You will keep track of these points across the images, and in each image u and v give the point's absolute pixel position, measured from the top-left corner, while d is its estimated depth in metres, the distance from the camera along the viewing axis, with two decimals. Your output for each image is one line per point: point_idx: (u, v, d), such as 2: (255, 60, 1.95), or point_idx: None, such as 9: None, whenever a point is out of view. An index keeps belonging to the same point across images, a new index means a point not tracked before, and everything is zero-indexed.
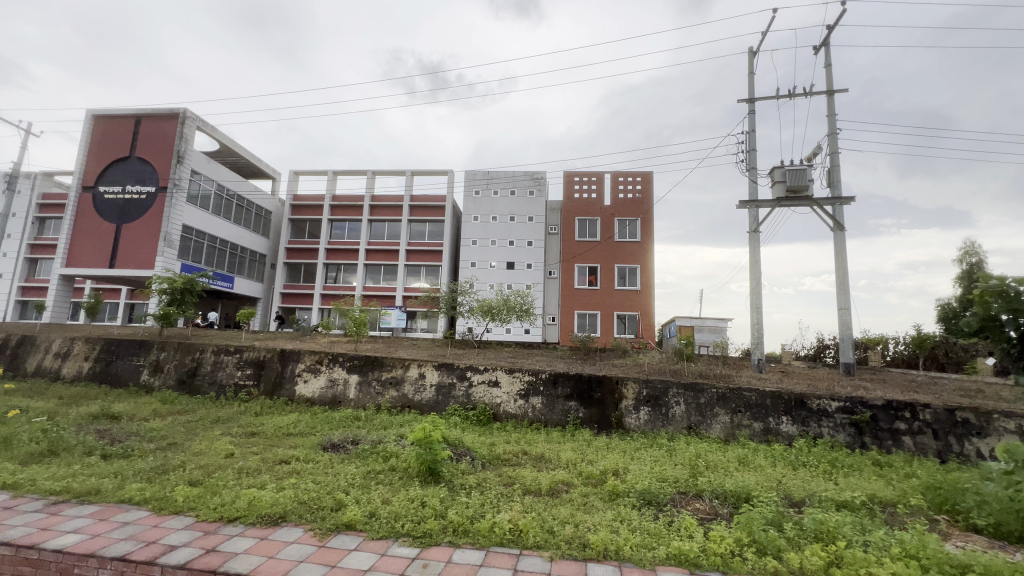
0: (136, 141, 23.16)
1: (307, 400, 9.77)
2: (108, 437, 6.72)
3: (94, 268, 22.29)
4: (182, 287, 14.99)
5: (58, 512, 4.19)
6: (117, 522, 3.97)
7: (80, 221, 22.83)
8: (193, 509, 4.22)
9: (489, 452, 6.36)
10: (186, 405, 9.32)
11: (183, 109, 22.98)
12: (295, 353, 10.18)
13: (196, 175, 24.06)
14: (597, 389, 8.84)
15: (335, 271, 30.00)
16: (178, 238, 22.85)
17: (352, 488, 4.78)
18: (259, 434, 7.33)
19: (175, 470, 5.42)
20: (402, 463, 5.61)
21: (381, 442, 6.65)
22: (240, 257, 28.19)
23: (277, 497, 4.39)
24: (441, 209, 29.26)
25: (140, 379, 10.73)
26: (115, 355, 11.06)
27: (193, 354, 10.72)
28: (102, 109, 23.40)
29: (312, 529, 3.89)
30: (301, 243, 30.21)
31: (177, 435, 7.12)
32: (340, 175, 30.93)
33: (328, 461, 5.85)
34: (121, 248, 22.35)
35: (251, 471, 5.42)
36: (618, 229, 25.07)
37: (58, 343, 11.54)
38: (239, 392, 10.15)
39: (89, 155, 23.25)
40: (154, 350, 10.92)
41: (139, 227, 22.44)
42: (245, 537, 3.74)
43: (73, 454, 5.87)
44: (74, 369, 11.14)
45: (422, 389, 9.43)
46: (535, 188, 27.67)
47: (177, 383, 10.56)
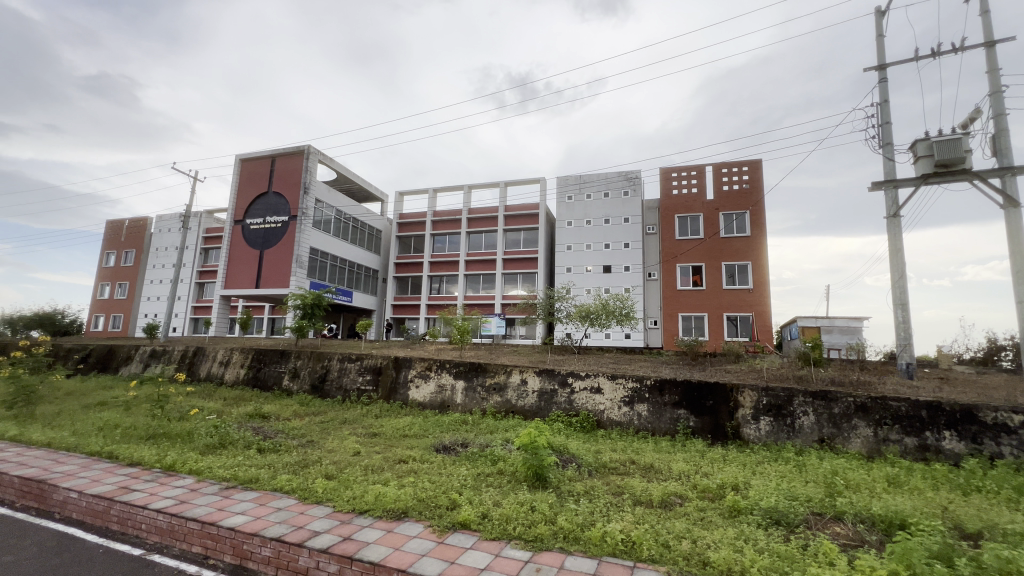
0: (273, 177, 26.85)
1: (419, 404, 10.46)
2: (261, 434, 7.83)
3: (245, 289, 26.15)
4: (312, 302, 16.92)
5: (229, 495, 4.98)
6: (272, 507, 4.61)
7: (234, 249, 27.01)
8: (331, 500, 4.74)
9: (596, 460, 6.27)
10: (318, 407, 10.50)
11: (308, 145, 26.17)
12: (407, 360, 10.98)
13: (320, 203, 27.21)
14: (708, 397, 8.28)
15: (438, 282, 31.81)
16: (307, 259, 25.97)
17: (465, 489, 5.02)
18: (380, 434, 8.00)
19: (313, 465, 6.14)
20: (510, 467, 5.76)
21: (489, 446, 6.89)
22: (357, 274, 31.21)
23: (399, 493, 4.76)
24: (535, 217, 29.69)
25: (282, 384, 12.31)
26: (263, 362, 12.87)
27: (323, 361, 12.08)
28: (247, 154, 27.57)
29: (431, 526, 4.14)
30: (407, 258, 32.58)
31: (314, 433, 8.05)
32: (440, 192, 32.87)
33: (441, 462, 6.20)
34: (264, 270, 25.97)
35: (376, 468, 5.94)
36: (725, 224, 23.32)
37: (221, 353, 13.72)
38: (361, 396, 11.19)
39: (239, 193, 27.45)
40: (292, 358, 12.50)
41: (277, 252, 25.90)
42: (374, 528, 4.11)
43: (237, 447, 6.95)
44: (234, 375, 13.15)
45: (524, 395, 9.59)
46: (630, 188, 26.84)
47: (311, 387, 11.94)
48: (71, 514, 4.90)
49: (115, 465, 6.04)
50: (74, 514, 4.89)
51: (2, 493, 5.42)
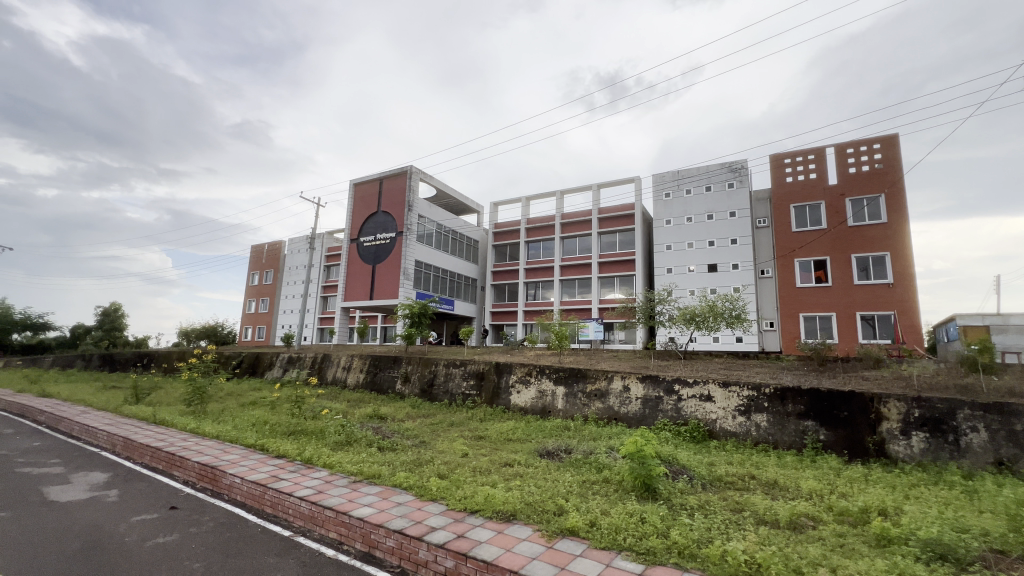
0: (381, 198, 29.36)
1: (521, 409, 10.66)
2: (380, 433, 8.55)
3: (361, 300, 28.82)
4: (419, 310, 18.08)
5: (358, 488, 5.53)
6: (394, 502, 5.02)
7: (351, 265, 29.95)
8: (444, 498, 5.02)
9: (710, 473, 5.87)
10: (428, 410, 11.19)
11: (410, 165, 28.21)
12: (508, 365, 11.27)
13: (422, 219, 29.14)
14: (843, 408, 7.35)
15: (534, 288, 32.24)
16: (412, 271, 27.92)
17: (571, 495, 5.01)
18: (485, 437, 8.29)
19: (427, 464, 6.56)
20: (616, 476, 5.62)
21: (593, 453, 6.79)
22: (458, 283, 32.80)
23: (507, 496, 4.90)
24: (630, 217, 28.82)
25: (396, 387, 13.34)
26: (379, 367, 14.07)
27: (431, 366, 12.88)
28: (359, 178, 30.49)
29: (540, 530, 4.19)
30: (504, 266, 33.50)
31: (425, 434, 8.59)
32: (533, 199, 33.37)
33: (546, 467, 6.26)
34: (377, 283, 28.42)
35: (484, 470, 6.18)
36: (853, 211, 20.58)
37: (344, 359, 15.26)
38: (466, 400, 11.70)
39: (353, 214, 30.42)
40: (404, 363, 13.49)
41: (387, 265, 28.21)
42: (485, 528, 4.27)
43: (360, 444, 7.68)
44: (355, 379, 14.54)
45: (627, 402, 9.32)
46: (735, 179, 24.89)
47: (420, 391, 12.77)
48: (235, 496, 5.78)
49: (266, 456, 7.01)
50: (238, 496, 5.76)
51: (186, 474, 6.56)
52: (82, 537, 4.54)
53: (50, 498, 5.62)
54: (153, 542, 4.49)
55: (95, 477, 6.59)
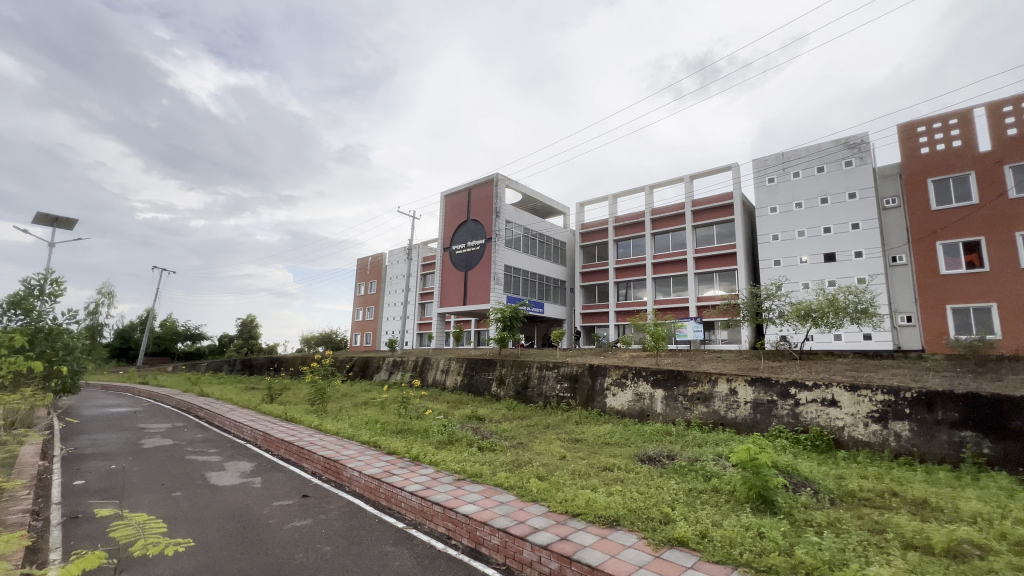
0: (470, 207, 30.50)
1: (618, 412, 10.39)
2: (479, 433, 8.87)
3: (455, 306, 30.13)
4: (510, 314, 18.42)
5: (462, 486, 5.78)
6: (496, 501, 5.17)
7: (445, 273, 31.47)
8: (545, 500, 5.05)
9: (839, 487, 5.25)
10: (523, 412, 11.36)
11: (496, 173, 28.97)
12: (602, 367, 11.06)
13: (510, 224, 29.78)
14: (1013, 417, 6.17)
15: (625, 288, 31.34)
16: (502, 276, 28.63)
17: (677, 504, 4.77)
18: (582, 440, 8.21)
19: (526, 465, 6.66)
20: (727, 486, 5.25)
21: (699, 460, 6.41)
22: (547, 286, 32.96)
23: (609, 501, 4.81)
24: (728, 208, 26.84)
25: (492, 390, 13.71)
26: (475, 370, 14.59)
27: (524, 369, 13.06)
28: (449, 190, 31.99)
29: (646, 538, 4.04)
30: (593, 266, 32.99)
31: (522, 436, 8.73)
32: (620, 196, 32.47)
33: (648, 473, 6.03)
34: (469, 288, 29.56)
35: (582, 473, 6.12)
36: (1015, 180, 17.17)
37: (442, 363, 16.05)
38: (561, 402, 11.69)
39: (445, 225, 31.94)
40: (498, 366, 13.85)
41: (478, 271, 29.23)
42: (589, 532, 4.22)
43: (461, 444, 8.02)
44: (453, 381, 15.22)
45: (735, 407, 8.66)
46: (854, 156, 22.07)
47: (515, 394, 13.00)
48: (354, 488, 6.35)
49: (379, 452, 7.61)
50: (357, 488, 6.32)
51: (313, 466, 7.35)
52: (237, 517, 5.29)
53: (212, 482, 6.63)
54: (290, 525, 5.09)
55: (244, 465, 7.64)
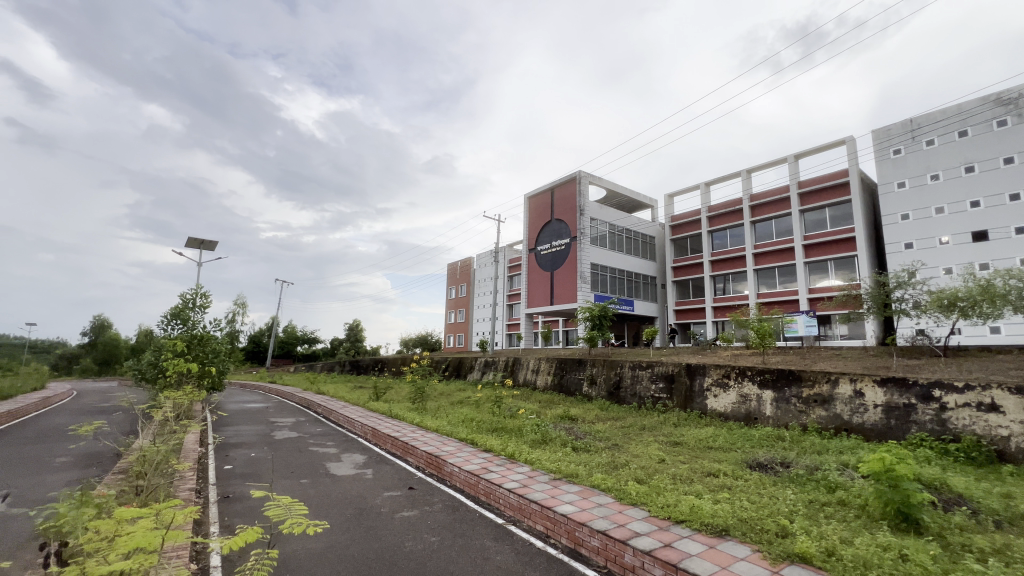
0: (553, 207, 30.49)
1: (720, 414, 9.73)
2: (573, 433, 8.85)
3: (543, 306, 30.30)
4: (599, 313, 18.09)
5: (558, 485, 5.78)
6: (595, 502, 5.10)
7: (531, 274, 31.76)
8: (645, 504, 4.89)
9: (1006, 507, 4.43)
10: (616, 412, 11.11)
11: (579, 171, 28.65)
12: (701, 367, 10.44)
13: (595, 222, 29.28)
14: None
15: (723, 282, 29.31)
16: (589, 274, 28.27)
17: (797, 516, 4.34)
18: (682, 443, 7.81)
19: (623, 468, 6.50)
20: (857, 499, 4.67)
21: (820, 469, 5.79)
22: (637, 283, 31.87)
23: (716, 509, 4.53)
24: (843, 187, 23.93)
25: (583, 390, 13.57)
26: (565, 370, 14.55)
27: (616, 369, 12.76)
28: (532, 191, 32.25)
29: (761, 551, 3.74)
30: (685, 260, 31.28)
31: (617, 437, 8.54)
32: (712, 184, 30.42)
33: (759, 481, 5.56)
34: (556, 288, 29.57)
35: (685, 478, 5.82)
36: None
37: (533, 362, 16.22)
38: (656, 404, 11.24)
39: (530, 226, 32.23)
40: (589, 366, 13.67)
41: (564, 271, 29.13)
42: (695, 541, 4.01)
43: (556, 444, 8.05)
44: (544, 381, 15.29)
45: (862, 411, 7.68)
46: (1009, 115, 18.65)
47: (607, 394, 12.75)
48: (455, 483, 6.65)
49: (477, 450, 7.90)
50: (458, 483, 6.61)
51: (417, 460, 7.82)
52: (354, 505, 5.80)
53: (332, 472, 7.35)
54: (400, 514, 5.47)
55: (356, 458, 8.37)
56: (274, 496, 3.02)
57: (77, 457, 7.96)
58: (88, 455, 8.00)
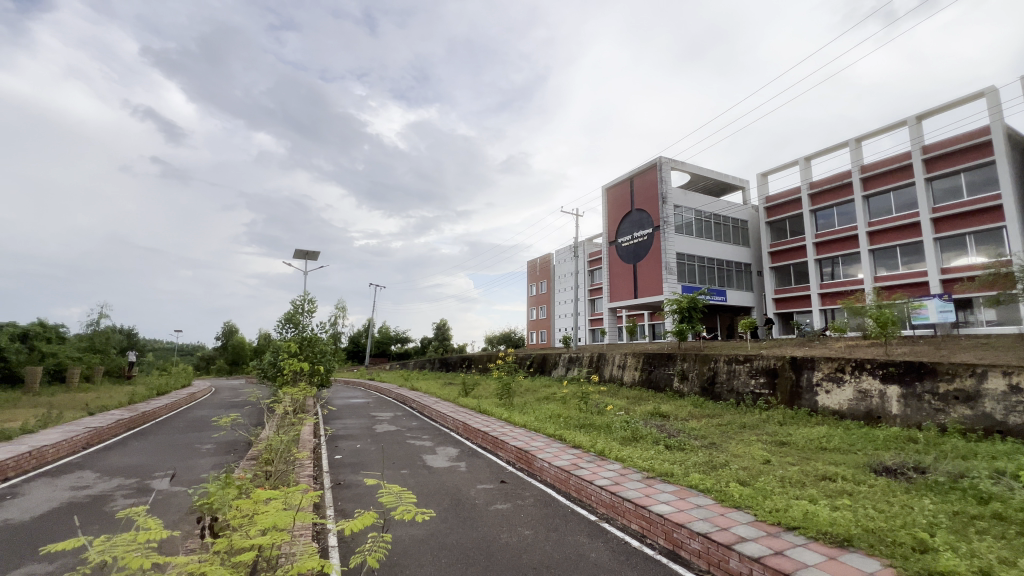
0: (633, 197, 29.46)
1: (834, 412, 8.80)
2: (665, 431, 8.51)
3: (626, 299, 29.49)
4: (688, 305, 17.17)
5: (652, 484, 5.58)
6: (692, 503, 4.86)
7: (612, 267, 31.01)
8: (750, 507, 4.57)
9: None
10: (712, 409, 10.50)
11: (659, 157, 27.38)
12: (809, 360, 9.52)
13: (679, 209, 27.82)
14: None
15: (832, 265, 26.42)
16: (675, 265, 27.01)
17: (940, 530, 3.79)
18: (790, 443, 7.18)
19: (723, 467, 6.13)
20: (1017, 515, 3.98)
21: (964, 477, 5.01)
22: (728, 271, 29.80)
23: (835, 516, 4.11)
24: (982, 147, 20.44)
25: (674, 385, 13.01)
26: (654, 365, 14.04)
27: (710, 363, 12.05)
28: (610, 182, 31.41)
29: (893, 566, 3.32)
30: (785, 244, 28.65)
31: (714, 435, 8.07)
32: (814, 158, 27.49)
33: (887, 487, 4.95)
34: (639, 281, 28.62)
35: (795, 481, 5.33)
36: None
37: (619, 358, 15.84)
38: (758, 400, 10.45)
39: (609, 218, 31.46)
40: (679, 360, 13.05)
41: (648, 262, 28.08)
42: (811, 550, 3.66)
43: (647, 441, 7.80)
44: (631, 377, 14.86)
45: (1021, 410, 6.52)
46: None
47: (701, 390, 12.09)
48: (546, 478, 6.70)
49: (566, 445, 7.89)
50: (548, 478, 6.67)
51: (508, 454, 7.99)
52: (450, 496, 6.07)
53: (429, 463, 7.78)
54: (494, 506, 5.64)
55: (450, 451, 8.76)
56: (386, 485, 3.24)
57: (219, 444, 9.26)
58: (228, 443, 9.25)
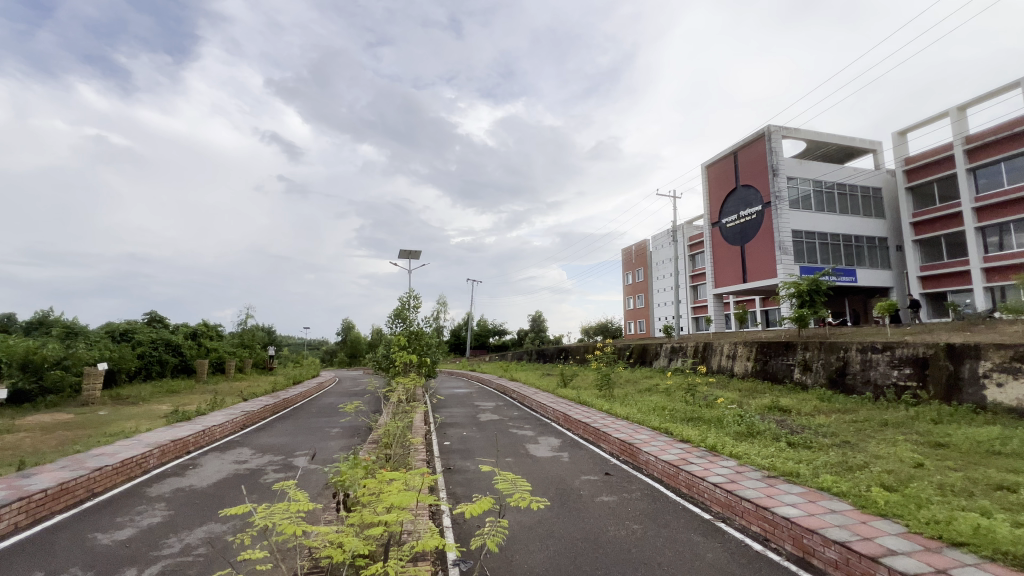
0: (738, 172, 27.06)
1: (1009, 410, 7.35)
2: (786, 427, 7.76)
3: (734, 284, 27.31)
4: (809, 288, 15.39)
5: (774, 484, 5.11)
6: (824, 507, 4.37)
7: (716, 250, 28.89)
8: (899, 517, 3.98)
9: None
10: (842, 403, 9.35)
11: (767, 125, 24.80)
12: (972, 347, 8.04)
13: (793, 180, 24.98)
14: None
15: (999, 234, 22.01)
16: (791, 244, 24.41)
17: None
18: (949, 445, 6.12)
19: (862, 470, 5.42)
20: None
21: None
22: (858, 247, 26.17)
23: (1019, 535, 3.42)
24: None
25: (794, 377, 11.82)
26: (769, 355, 12.86)
27: (838, 352, 10.73)
28: (711, 159, 29.20)
29: None
30: (933, 211, 24.40)
31: (848, 433, 7.17)
32: (969, 106, 22.96)
33: None
34: (749, 263, 26.32)
35: (959, 490, 4.54)
36: None
37: (727, 347, 14.76)
38: (902, 394, 9.09)
39: (711, 197, 29.29)
40: (800, 349, 11.82)
41: (758, 243, 25.68)
42: (985, 572, 3.10)
43: (766, 437, 7.17)
44: (742, 368, 13.79)
45: None
46: None
47: (828, 382, 10.83)
48: (653, 472, 6.47)
49: (672, 439, 7.56)
50: (655, 472, 6.44)
51: (611, 447, 7.87)
52: (555, 485, 6.13)
53: (532, 453, 7.93)
54: (599, 498, 5.59)
55: (552, 441, 8.84)
56: (500, 472, 3.36)
57: (345, 428, 10.35)
58: (353, 427, 10.30)
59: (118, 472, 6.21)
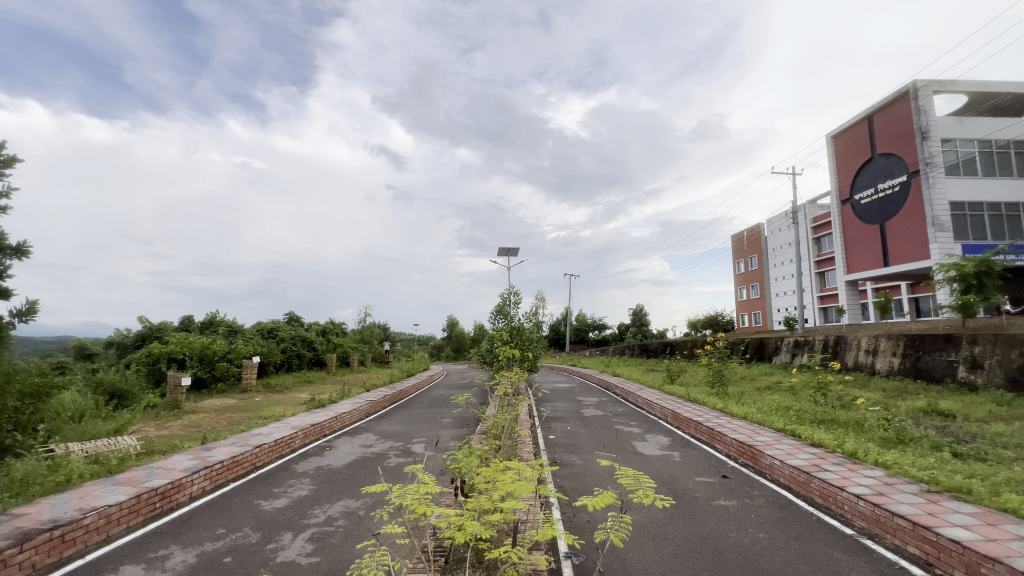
0: (874, 140, 23.48)
1: None
2: (949, 435, 6.58)
3: (873, 269, 23.78)
4: (976, 271, 12.85)
5: (936, 501, 4.37)
6: (1009, 533, 3.64)
7: (848, 231, 25.41)
8: None
9: None
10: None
11: (912, 81, 21.14)
12: None
13: (950, 143, 21.01)
14: None
15: None
16: (948, 219, 20.59)
17: None
18: None
19: None
20: None
21: None
22: None
23: None
24: None
25: (959, 376, 9.99)
26: (922, 349, 11.01)
27: (1021, 346, 8.84)
28: (838, 128, 25.71)
29: None
30: None
31: None
32: None
33: None
34: (891, 244, 22.71)
35: None
36: None
37: (866, 341, 12.94)
38: None
39: (840, 171, 25.78)
40: (965, 343, 9.95)
41: (903, 219, 22.06)
42: None
43: (922, 446, 6.15)
44: (886, 364, 12.02)
45: None
46: None
47: (1008, 383, 8.98)
48: (778, 478, 5.90)
49: (801, 443, 6.83)
50: (781, 479, 5.86)
51: (727, 449, 7.34)
52: (667, 485, 5.89)
53: (640, 450, 7.71)
54: (718, 502, 5.26)
55: (662, 439, 8.49)
56: (619, 468, 3.31)
57: (456, 419, 10.98)
58: (462, 418, 10.88)
59: (273, 450, 7.27)
